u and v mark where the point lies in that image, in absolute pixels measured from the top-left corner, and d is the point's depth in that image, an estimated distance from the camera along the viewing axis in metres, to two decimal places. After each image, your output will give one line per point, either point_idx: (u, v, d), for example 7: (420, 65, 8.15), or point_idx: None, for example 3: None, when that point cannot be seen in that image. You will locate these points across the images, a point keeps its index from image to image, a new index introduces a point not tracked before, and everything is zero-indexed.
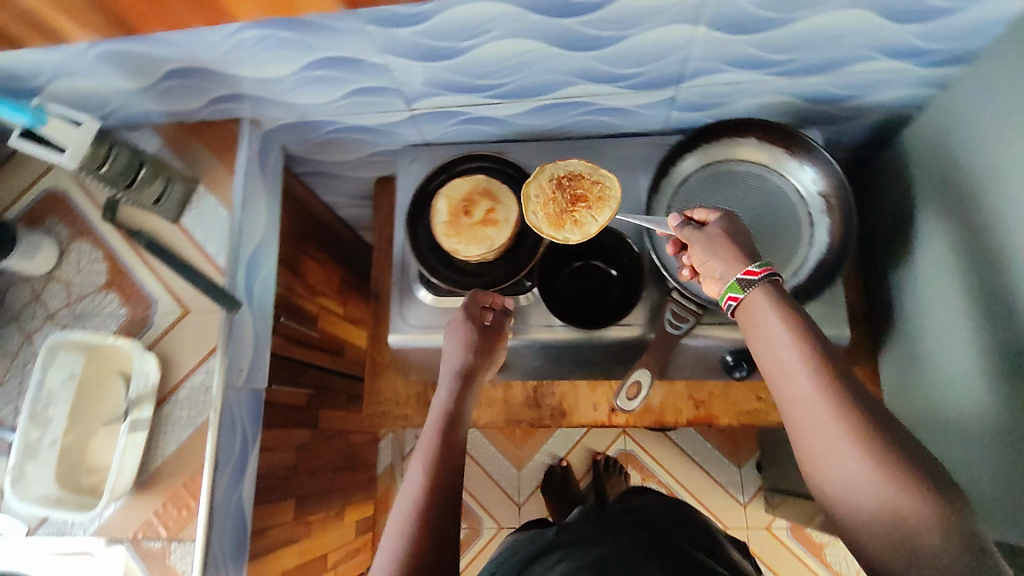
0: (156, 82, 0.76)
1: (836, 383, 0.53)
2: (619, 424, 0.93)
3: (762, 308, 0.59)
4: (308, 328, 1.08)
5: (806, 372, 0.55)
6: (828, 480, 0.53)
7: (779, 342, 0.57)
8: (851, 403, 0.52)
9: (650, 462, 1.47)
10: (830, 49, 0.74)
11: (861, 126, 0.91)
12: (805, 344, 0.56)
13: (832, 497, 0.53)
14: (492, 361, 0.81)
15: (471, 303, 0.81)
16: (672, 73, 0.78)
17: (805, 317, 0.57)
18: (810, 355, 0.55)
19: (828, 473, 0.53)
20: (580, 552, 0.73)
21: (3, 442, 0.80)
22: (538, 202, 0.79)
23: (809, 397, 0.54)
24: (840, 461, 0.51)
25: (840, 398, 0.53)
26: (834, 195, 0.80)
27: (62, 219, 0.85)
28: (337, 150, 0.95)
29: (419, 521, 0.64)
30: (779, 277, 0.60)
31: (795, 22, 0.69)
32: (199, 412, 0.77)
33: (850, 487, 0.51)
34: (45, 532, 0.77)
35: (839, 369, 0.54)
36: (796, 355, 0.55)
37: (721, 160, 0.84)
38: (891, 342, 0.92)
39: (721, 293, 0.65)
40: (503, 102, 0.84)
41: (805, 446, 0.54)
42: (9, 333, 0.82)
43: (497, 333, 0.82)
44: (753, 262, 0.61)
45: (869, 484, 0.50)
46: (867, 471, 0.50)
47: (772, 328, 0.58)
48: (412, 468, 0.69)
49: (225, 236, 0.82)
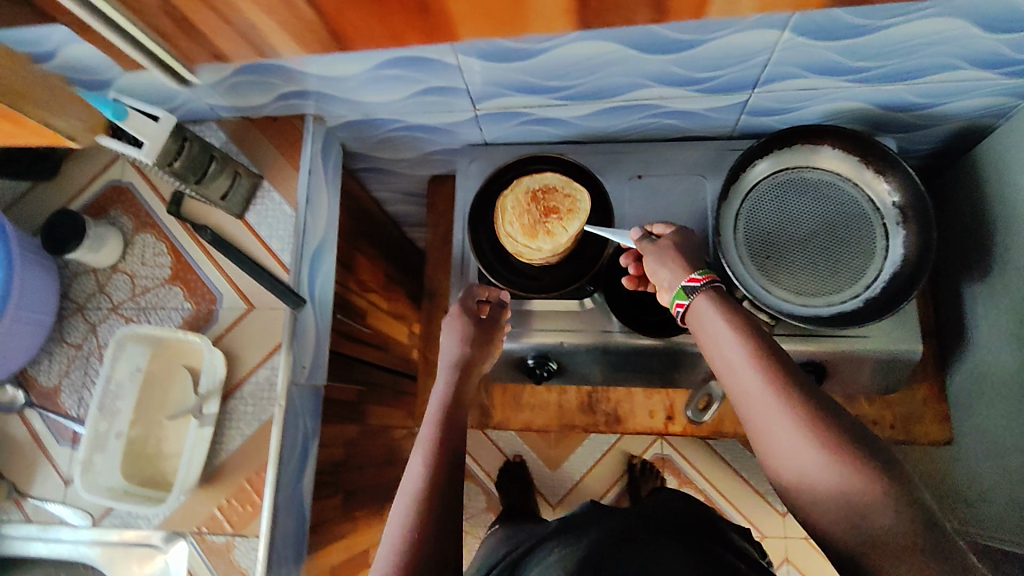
0: (226, 77, 0.75)
1: (783, 376, 0.55)
2: (675, 432, 0.94)
3: (708, 311, 0.61)
4: (358, 324, 1.08)
5: (752, 368, 0.56)
6: (783, 470, 0.54)
7: (725, 341, 0.58)
8: (797, 389, 0.54)
9: (687, 467, 1.45)
10: (915, 55, 0.71)
11: (936, 135, 0.88)
12: (750, 339, 0.57)
13: (791, 490, 0.54)
14: (486, 353, 0.80)
15: (468, 297, 0.84)
16: (748, 78, 0.75)
17: (745, 315, 0.59)
18: (756, 350, 0.56)
19: (786, 466, 0.53)
20: (575, 539, 0.69)
21: (70, 432, 0.81)
22: (514, 211, 0.82)
23: (757, 392, 0.55)
24: (795, 451, 0.53)
25: (786, 388, 0.54)
26: (911, 206, 0.77)
27: (127, 211, 0.85)
28: (396, 148, 0.94)
29: (417, 514, 0.62)
30: (720, 284, 0.62)
31: (884, 28, 0.67)
32: (264, 408, 0.78)
33: (805, 480, 0.52)
34: (111, 523, 0.79)
35: (779, 358, 0.56)
36: (743, 352, 0.57)
37: (795, 166, 0.82)
38: (958, 361, 0.89)
39: (668, 303, 0.66)
40: (571, 104, 0.82)
41: (761, 442, 0.55)
42: (74, 324, 0.83)
43: (496, 324, 0.83)
44: (696, 271, 0.64)
45: (823, 472, 0.51)
46: (818, 457, 0.51)
47: (719, 330, 0.59)
48: (414, 459, 0.68)
49: (290, 234, 0.82)
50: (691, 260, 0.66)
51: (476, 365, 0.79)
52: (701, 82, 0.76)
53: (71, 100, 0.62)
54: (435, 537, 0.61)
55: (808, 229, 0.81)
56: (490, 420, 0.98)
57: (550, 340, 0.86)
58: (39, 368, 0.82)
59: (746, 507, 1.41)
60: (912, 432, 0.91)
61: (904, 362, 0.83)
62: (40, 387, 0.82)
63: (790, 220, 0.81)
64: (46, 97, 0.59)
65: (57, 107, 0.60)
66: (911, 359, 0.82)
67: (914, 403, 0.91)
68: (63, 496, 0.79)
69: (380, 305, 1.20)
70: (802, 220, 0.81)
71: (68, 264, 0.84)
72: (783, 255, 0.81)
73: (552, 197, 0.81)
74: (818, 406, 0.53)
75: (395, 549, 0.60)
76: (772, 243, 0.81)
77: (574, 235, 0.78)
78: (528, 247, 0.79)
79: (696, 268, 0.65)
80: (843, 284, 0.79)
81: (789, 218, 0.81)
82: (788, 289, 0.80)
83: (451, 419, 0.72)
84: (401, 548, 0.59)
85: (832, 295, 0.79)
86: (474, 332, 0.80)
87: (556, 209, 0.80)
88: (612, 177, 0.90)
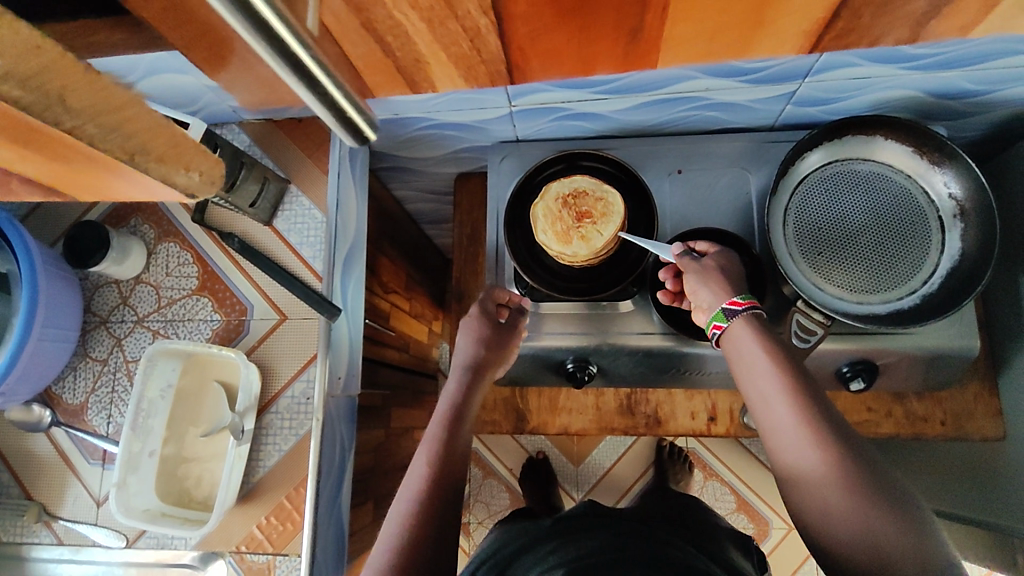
0: (243, 87, 0.70)
1: (817, 413, 0.55)
2: (717, 433, 0.94)
3: (745, 338, 0.61)
4: (383, 327, 1.05)
5: (788, 401, 0.56)
6: (809, 507, 0.53)
7: (760, 371, 0.58)
8: (827, 424, 0.55)
9: (712, 459, 1.40)
10: (974, 43, 0.63)
11: (981, 124, 0.81)
12: (783, 370, 0.58)
13: (814, 527, 0.53)
14: (504, 357, 0.81)
15: (488, 299, 0.82)
16: (803, 68, 0.68)
17: (782, 347, 0.59)
18: (788, 382, 0.57)
19: (812, 503, 0.53)
20: (573, 545, 0.68)
21: (100, 451, 0.78)
22: (546, 219, 0.78)
23: (788, 427, 0.55)
24: (819, 486, 0.53)
25: (817, 424, 0.55)
26: (970, 200, 0.74)
27: (147, 219, 0.82)
28: (423, 147, 0.90)
29: (415, 520, 0.62)
30: (761, 309, 0.62)
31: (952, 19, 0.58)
32: (299, 423, 0.76)
33: (832, 519, 0.52)
34: (145, 545, 0.76)
35: (813, 394, 0.56)
36: (773, 381, 0.57)
37: (849, 158, 0.79)
38: (1014, 357, 0.86)
39: (705, 323, 0.66)
40: (608, 98, 0.76)
41: (790, 475, 0.55)
42: (99, 338, 0.80)
43: (513, 331, 0.81)
44: (739, 294, 0.64)
45: (847, 509, 0.51)
46: (839, 493, 0.52)
47: (755, 356, 0.59)
48: (420, 456, 0.69)
49: (321, 239, 0.80)
50: (733, 280, 0.67)
51: (490, 367, 0.79)
52: (751, 73, 0.69)
53: (196, 150, 0.49)
54: (431, 543, 0.61)
55: (859, 223, 0.77)
56: (527, 424, 0.97)
57: (587, 341, 0.83)
58: (64, 387, 0.80)
59: (774, 500, 1.37)
60: (963, 427, 0.90)
61: (957, 356, 0.80)
62: (67, 405, 0.79)
63: (842, 213, 0.78)
64: (182, 155, 0.47)
65: (181, 160, 0.47)
66: (967, 355, 0.80)
67: (966, 398, 0.91)
68: (95, 518, 0.77)
69: (404, 308, 1.16)
70: (855, 214, 0.78)
71: (89, 276, 0.82)
72: (836, 250, 0.78)
73: (583, 201, 0.78)
74: (845, 444, 0.54)
75: (389, 548, 0.60)
76: (824, 240, 0.78)
77: (610, 239, 0.75)
78: (564, 254, 0.76)
79: (739, 291, 0.66)
80: (898, 280, 0.76)
81: (842, 213, 0.78)
82: (840, 286, 0.77)
83: (457, 424, 0.72)
84: (389, 557, 0.59)
85: (887, 292, 0.76)
86: (491, 336, 0.80)
87: (589, 213, 0.77)
88: (651, 171, 0.88)
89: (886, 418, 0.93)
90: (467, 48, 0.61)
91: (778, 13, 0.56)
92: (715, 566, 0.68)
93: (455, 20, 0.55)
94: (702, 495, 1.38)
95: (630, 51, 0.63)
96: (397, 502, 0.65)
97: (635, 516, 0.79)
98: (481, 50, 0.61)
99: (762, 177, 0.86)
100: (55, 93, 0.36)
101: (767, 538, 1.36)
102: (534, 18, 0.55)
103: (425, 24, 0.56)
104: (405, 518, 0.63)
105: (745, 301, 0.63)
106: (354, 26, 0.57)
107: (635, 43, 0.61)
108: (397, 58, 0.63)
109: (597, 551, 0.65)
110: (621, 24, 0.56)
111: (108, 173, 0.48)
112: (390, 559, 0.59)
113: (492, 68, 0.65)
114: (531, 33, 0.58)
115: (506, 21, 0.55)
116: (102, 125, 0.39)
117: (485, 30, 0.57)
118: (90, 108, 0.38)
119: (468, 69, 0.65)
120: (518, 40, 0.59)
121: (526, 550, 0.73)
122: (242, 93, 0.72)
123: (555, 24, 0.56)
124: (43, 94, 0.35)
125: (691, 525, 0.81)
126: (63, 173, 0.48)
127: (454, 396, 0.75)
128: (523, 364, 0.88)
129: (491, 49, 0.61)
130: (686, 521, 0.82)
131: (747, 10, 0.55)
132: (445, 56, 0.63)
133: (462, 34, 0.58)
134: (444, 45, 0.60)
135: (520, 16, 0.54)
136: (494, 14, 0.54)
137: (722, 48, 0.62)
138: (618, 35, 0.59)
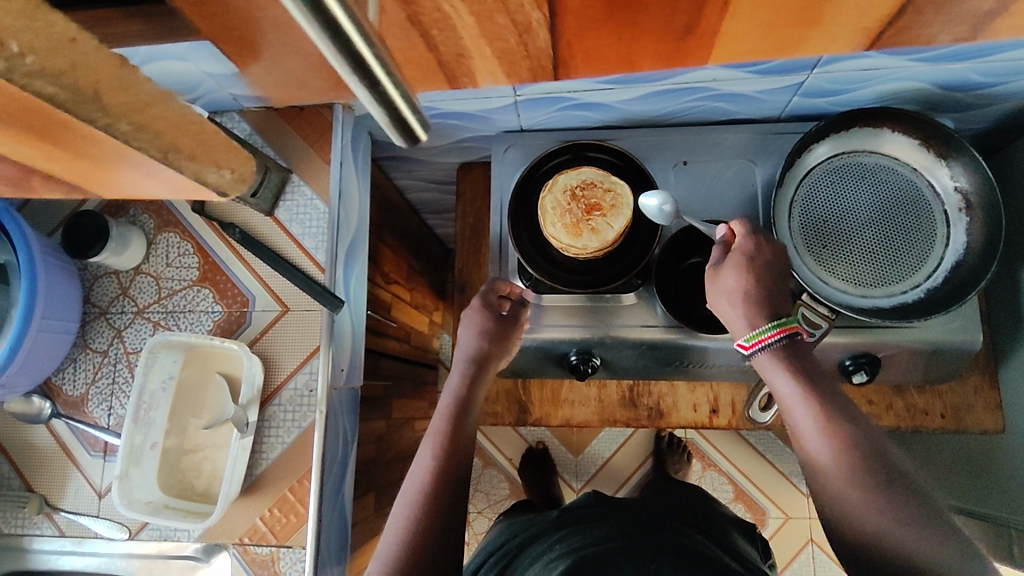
0: (255, 76, 0.69)
1: (846, 437, 0.54)
2: (719, 425, 0.94)
3: (767, 365, 0.60)
4: (385, 318, 1.04)
5: (817, 427, 0.55)
6: (849, 536, 0.52)
7: (788, 396, 0.58)
8: (858, 448, 0.54)
9: (712, 450, 1.40)
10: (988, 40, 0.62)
11: (987, 116, 0.80)
12: (809, 394, 0.57)
13: (854, 559, 0.52)
14: (506, 349, 0.80)
15: (489, 291, 0.81)
16: (811, 61, 0.67)
17: (807, 371, 0.58)
18: (814, 398, 0.56)
19: (850, 533, 0.52)
20: (584, 534, 0.68)
21: (99, 442, 0.78)
22: (555, 211, 0.77)
23: (823, 454, 0.54)
24: (855, 509, 0.52)
25: (848, 447, 0.54)
26: (977, 193, 0.73)
27: (147, 208, 0.81)
28: (425, 137, 0.89)
29: (420, 514, 0.62)
30: (785, 343, 0.59)
31: (991, 22, 0.57)
32: (303, 415, 0.76)
33: (874, 549, 0.50)
34: (148, 537, 0.76)
35: (842, 417, 0.55)
36: (801, 404, 0.57)
37: (855, 151, 0.78)
38: (1015, 350, 0.86)
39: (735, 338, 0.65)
40: (614, 89, 0.75)
41: (831, 503, 0.54)
42: (98, 329, 0.80)
43: (515, 323, 0.80)
44: (763, 326, 0.60)
45: (878, 523, 0.50)
46: (877, 515, 0.50)
47: (781, 383, 0.58)
48: (424, 449, 0.68)
49: (323, 230, 0.79)
50: (762, 293, 0.61)
51: (493, 361, 0.78)
52: (761, 65, 0.68)
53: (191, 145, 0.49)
54: (437, 537, 0.61)
55: (863, 216, 0.77)
56: (530, 416, 0.97)
57: (590, 333, 0.83)
58: (64, 378, 0.79)
59: (771, 489, 1.37)
60: (963, 421, 0.91)
61: (958, 350, 0.80)
62: (66, 396, 0.79)
63: (846, 206, 0.78)
64: (211, 153, 0.55)
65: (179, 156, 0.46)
66: (968, 349, 0.80)
67: (966, 391, 0.91)
68: (96, 510, 0.76)
69: (405, 298, 1.16)
70: (859, 207, 0.77)
71: (88, 267, 0.81)
72: (842, 243, 0.77)
73: (592, 192, 0.77)
74: (875, 459, 0.53)
75: (395, 542, 0.60)
76: (828, 233, 0.78)
77: (620, 232, 0.75)
78: (574, 247, 0.75)
79: (767, 317, 0.60)
80: (903, 274, 0.76)
81: (847, 206, 0.78)
82: (845, 279, 0.77)
83: (463, 415, 0.72)
84: (397, 551, 0.59)
85: (891, 285, 0.76)
86: (494, 328, 0.79)
87: (598, 205, 0.76)
88: (656, 163, 0.87)
89: (887, 411, 0.93)
90: (513, 42, 0.58)
91: (836, 9, 0.53)
92: (728, 556, 0.69)
93: (505, 13, 0.52)
94: (700, 484, 1.38)
95: (680, 47, 0.59)
96: (401, 496, 0.65)
97: (640, 507, 0.79)
98: (528, 45, 0.58)
99: (768, 168, 0.85)
100: (90, 90, 0.41)
101: (764, 527, 1.36)
102: (584, 12, 0.52)
103: (473, 17, 0.52)
104: (412, 512, 0.62)
105: (752, 342, 0.60)
106: (399, 19, 0.53)
107: (687, 38, 0.57)
108: (438, 51, 0.59)
109: (606, 538, 0.65)
110: (674, 19, 0.54)
111: (119, 161, 0.49)
112: (397, 552, 0.59)
113: (536, 63, 0.62)
114: (582, 26, 0.54)
115: (558, 16, 0.52)
116: (133, 123, 0.44)
117: (536, 24, 0.54)
118: (120, 107, 0.43)
119: (511, 65, 0.62)
120: (567, 33, 0.56)
121: (530, 545, 0.74)
122: (251, 82, 0.71)
123: (604, 21, 0.53)
124: (76, 91, 0.40)
125: (696, 515, 0.81)
126: (70, 164, 0.50)
127: (457, 389, 0.75)
128: (526, 355, 0.87)
129: (539, 43, 0.58)
130: (690, 511, 0.82)
131: (798, 8, 0.52)
132: (489, 50, 0.59)
133: (511, 28, 0.54)
134: (489, 40, 0.57)
135: (573, 12, 0.51)
136: (548, 8, 0.51)
137: (773, 45, 0.59)
138: (670, 29, 0.56)
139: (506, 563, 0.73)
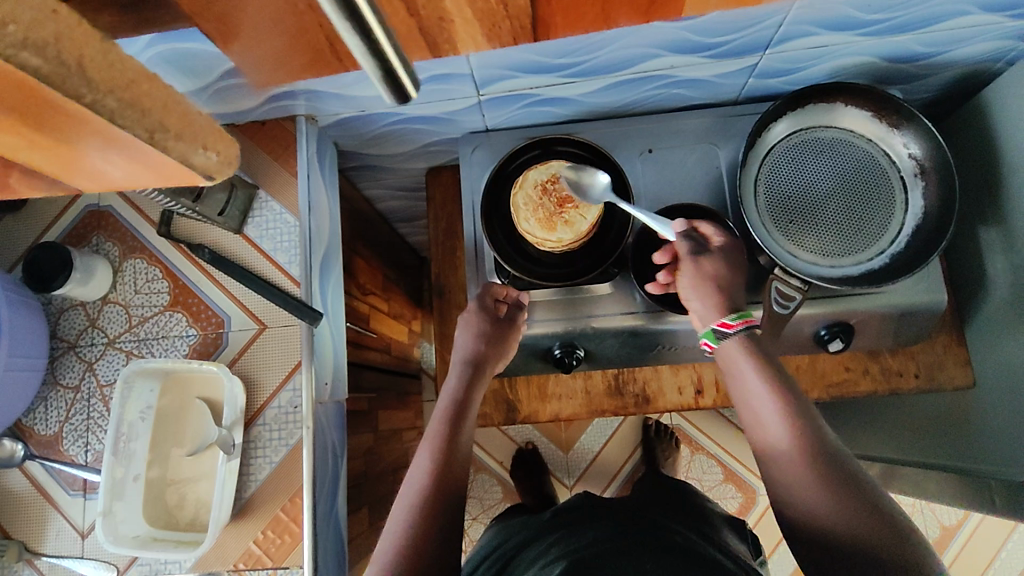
0: (213, 87, 0.68)
1: (792, 406, 0.61)
2: (705, 405, 0.95)
3: (728, 346, 0.67)
4: (365, 329, 1.03)
5: (767, 397, 0.62)
6: (784, 494, 0.59)
7: (742, 372, 0.65)
8: (801, 415, 0.61)
9: (698, 434, 1.42)
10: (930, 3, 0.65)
11: (935, 83, 0.83)
12: (761, 370, 0.64)
13: (788, 511, 0.59)
14: (502, 352, 0.79)
15: (485, 295, 0.81)
16: (763, 39, 0.69)
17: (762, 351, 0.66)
18: (766, 374, 0.63)
19: (783, 488, 0.59)
20: (578, 535, 0.68)
21: (77, 481, 0.75)
22: (527, 207, 0.79)
23: (769, 418, 0.62)
24: (788, 467, 0.59)
25: (793, 414, 0.61)
26: (929, 158, 0.76)
27: (110, 236, 0.79)
28: (391, 144, 0.89)
29: (419, 519, 0.61)
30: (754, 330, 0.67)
31: None
32: (291, 432, 0.74)
33: (804, 503, 0.57)
34: (137, 573, 0.73)
35: (789, 388, 0.62)
36: (753, 378, 0.64)
37: (814, 126, 0.80)
38: (979, 307, 0.89)
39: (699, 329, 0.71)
40: (575, 82, 0.75)
41: (771, 464, 0.61)
42: (68, 363, 0.77)
43: (511, 325, 0.80)
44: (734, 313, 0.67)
45: (800, 479, 0.58)
46: (807, 473, 0.58)
47: (738, 361, 0.66)
48: (420, 454, 0.68)
49: (295, 244, 0.78)
50: (728, 287, 0.69)
51: (490, 363, 0.78)
52: (714, 48, 0.70)
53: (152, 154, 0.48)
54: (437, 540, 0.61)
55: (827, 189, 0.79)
56: (518, 415, 0.97)
57: (571, 326, 0.83)
58: (35, 418, 0.76)
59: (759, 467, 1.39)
60: (937, 379, 0.93)
61: (926, 310, 0.83)
62: (39, 437, 0.76)
63: (809, 180, 0.80)
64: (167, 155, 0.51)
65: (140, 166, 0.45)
66: (935, 309, 0.83)
67: (937, 350, 0.94)
68: (79, 551, 0.74)
69: (383, 309, 1.15)
70: (822, 180, 0.79)
71: (52, 301, 0.79)
72: (807, 216, 0.79)
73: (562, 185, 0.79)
74: (819, 441, 0.59)
75: (394, 547, 0.60)
76: (795, 207, 0.80)
77: (593, 222, 0.77)
78: (548, 240, 0.78)
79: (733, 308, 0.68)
80: (868, 242, 0.78)
81: (810, 180, 0.80)
82: (813, 251, 0.79)
83: (456, 419, 0.71)
84: (398, 555, 0.59)
85: (859, 253, 0.78)
86: (490, 331, 0.79)
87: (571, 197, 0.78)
88: (622, 153, 0.88)
89: (863, 376, 0.95)
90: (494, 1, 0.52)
91: None
92: (718, 550, 0.70)
93: None
94: (690, 469, 1.40)
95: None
96: (399, 502, 0.64)
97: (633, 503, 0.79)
98: (510, 4, 0.53)
99: (730, 150, 0.87)
100: (66, 67, 0.39)
101: (755, 506, 1.38)
102: None
103: None
104: (410, 515, 0.62)
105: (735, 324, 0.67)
106: None
107: None
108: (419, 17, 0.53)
109: (596, 541, 0.65)
110: None
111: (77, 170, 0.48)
112: (397, 557, 0.59)
113: (517, 23, 0.57)
114: None
115: None
116: (120, 99, 0.42)
117: None
118: (101, 87, 0.41)
119: (492, 27, 0.57)
120: None
121: (523, 549, 0.73)
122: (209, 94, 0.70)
123: None
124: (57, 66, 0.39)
125: (686, 509, 0.82)
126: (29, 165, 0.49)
127: (455, 392, 0.74)
128: None
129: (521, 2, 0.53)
130: (679, 504, 0.83)
131: None
132: (470, 12, 0.54)
133: None
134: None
135: None
136: None
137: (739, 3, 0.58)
138: None
139: (501, 567, 0.73)
